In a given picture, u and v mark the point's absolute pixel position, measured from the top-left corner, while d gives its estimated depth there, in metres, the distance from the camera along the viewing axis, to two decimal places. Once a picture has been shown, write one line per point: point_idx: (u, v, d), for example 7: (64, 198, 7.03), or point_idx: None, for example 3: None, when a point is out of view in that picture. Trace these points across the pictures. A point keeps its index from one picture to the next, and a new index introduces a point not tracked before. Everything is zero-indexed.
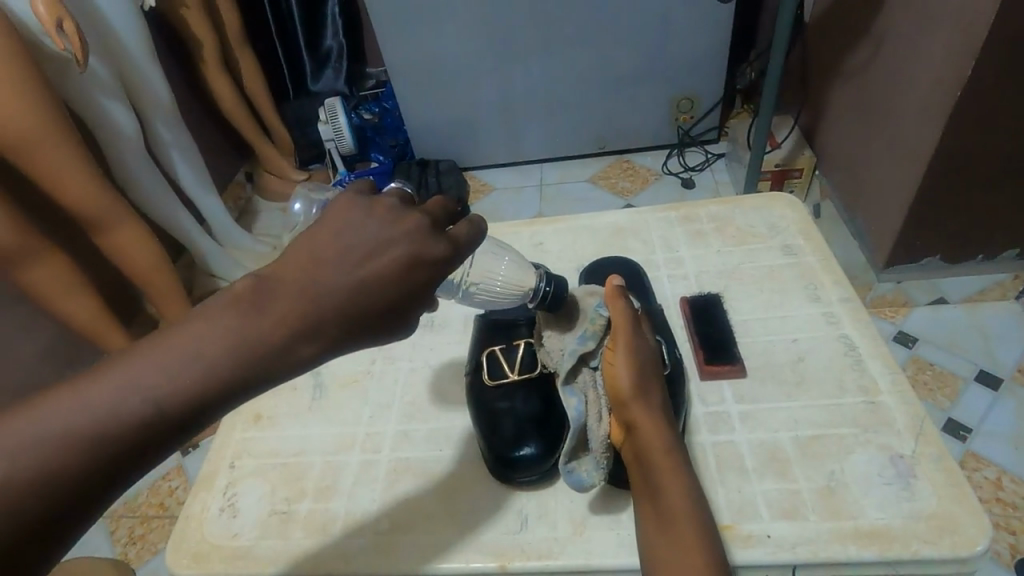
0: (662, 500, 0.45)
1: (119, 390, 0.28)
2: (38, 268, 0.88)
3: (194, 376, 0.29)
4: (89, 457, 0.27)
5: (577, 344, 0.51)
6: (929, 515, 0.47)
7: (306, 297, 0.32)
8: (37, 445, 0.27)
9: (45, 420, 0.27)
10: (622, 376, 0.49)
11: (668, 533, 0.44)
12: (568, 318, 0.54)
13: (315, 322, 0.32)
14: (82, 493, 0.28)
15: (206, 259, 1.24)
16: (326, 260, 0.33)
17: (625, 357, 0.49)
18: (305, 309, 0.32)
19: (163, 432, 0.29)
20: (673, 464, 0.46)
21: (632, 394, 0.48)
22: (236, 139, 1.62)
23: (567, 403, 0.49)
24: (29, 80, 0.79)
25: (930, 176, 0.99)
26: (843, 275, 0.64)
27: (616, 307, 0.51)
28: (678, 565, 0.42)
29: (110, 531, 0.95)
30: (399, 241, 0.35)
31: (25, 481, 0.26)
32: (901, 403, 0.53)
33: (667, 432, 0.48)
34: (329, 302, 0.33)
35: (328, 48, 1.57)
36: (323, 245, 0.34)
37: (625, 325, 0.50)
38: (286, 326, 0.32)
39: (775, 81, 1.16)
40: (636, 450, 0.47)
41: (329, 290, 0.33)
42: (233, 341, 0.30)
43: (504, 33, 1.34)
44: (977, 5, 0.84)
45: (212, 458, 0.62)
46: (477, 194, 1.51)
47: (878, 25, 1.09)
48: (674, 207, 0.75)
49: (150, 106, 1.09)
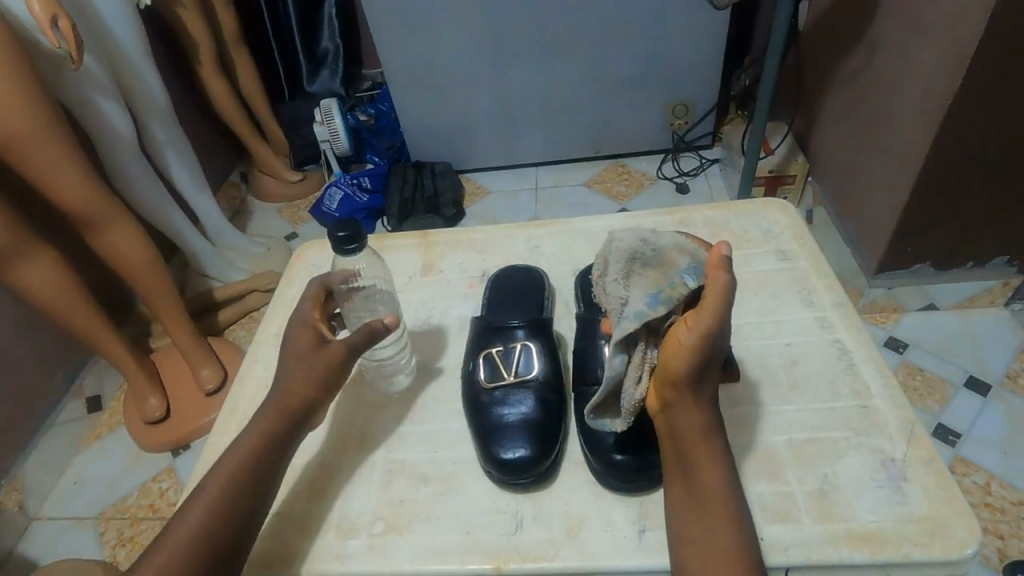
0: (696, 479, 0.46)
1: (211, 487, 0.47)
2: (28, 267, 0.88)
3: (246, 456, 0.49)
4: (214, 526, 0.46)
5: (647, 309, 0.48)
6: (920, 517, 0.47)
7: (286, 389, 0.52)
8: (180, 535, 0.45)
9: (179, 526, 0.46)
10: (683, 359, 0.46)
11: (697, 509, 0.45)
12: (647, 269, 0.51)
13: (296, 397, 0.52)
14: (218, 550, 0.45)
15: (199, 258, 1.26)
16: (294, 366, 0.53)
17: (696, 340, 0.46)
18: (287, 396, 0.52)
19: (247, 500, 0.48)
20: (706, 440, 0.47)
21: (688, 379, 0.47)
22: (231, 139, 1.61)
23: (611, 360, 0.49)
24: (20, 78, 0.78)
25: (921, 184, 1.00)
26: (836, 280, 0.64)
27: (718, 287, 0.46)
28: (709, 545, 0.43)
29: (100, 532, 1.00)
30: (312, 334, 0.54)
31: (185, 556, 0.44)
32: (892, 407, 0.54)
33: (707, 416, 0.48)
34: (301, 381, 0.52)
35: (325, 50, 1.58)
36: (281, 367, 0.54)
37: (716, 309, 0.45)
38: (281, 409, 0.52)
39: (769, 88, 1.18)
40: (669, 427, 0.48)
41: (300, 380, 0.52)
42: (261, 434, 0.50)
43: (501, 37, 1.34)
44: (969, 15, 0.85)
45: (206, 459, 0.60)
46: (472, 197, 1.51)
47: (870, 34, 1.11)
48: (669, 211, 0.75)
49: (146, 105, 1.09)
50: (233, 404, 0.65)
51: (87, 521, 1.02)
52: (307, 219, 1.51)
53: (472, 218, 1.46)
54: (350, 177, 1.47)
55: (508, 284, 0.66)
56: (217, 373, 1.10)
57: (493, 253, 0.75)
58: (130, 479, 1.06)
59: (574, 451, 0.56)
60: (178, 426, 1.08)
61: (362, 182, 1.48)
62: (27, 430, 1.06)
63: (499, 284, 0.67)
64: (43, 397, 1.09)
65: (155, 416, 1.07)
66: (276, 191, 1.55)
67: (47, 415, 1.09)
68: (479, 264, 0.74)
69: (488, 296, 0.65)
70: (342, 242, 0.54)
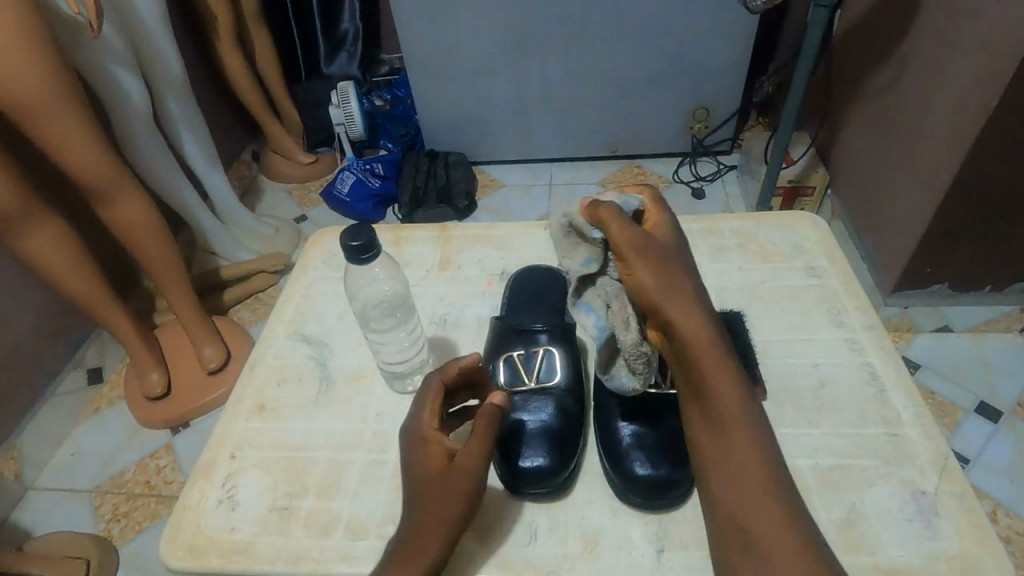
0: (714, 405, 0.45)
1: None
2: (33, 235, 0.86)
3: None
4: None
5: (580, 268, 0.54)
6: (950, 555, 0.45)
7: (416, 527, 0.44)
8: None
9: None
10: (644, 282, 0.47)
11: (722, 442, 0.44)
12: (575, 240, 0.55)
13: (425, 532, 0.43)
14: None
15: (208, 236, 1.24)
16: (421, 499, 0.45)
17: (638, 263, 0.48)
18: (419, 534, 0.43)
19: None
20: (716, 361, 0.45)
21: (660, 296, 0.47)
22: (244, 116, 1.60)
23: (586, 322, 0.54)
24: (40, 44, 0.76)
25: (946, 203, 0.98)
26: (867, 301, 0.62)
27: (611, 220, 0.50)
28: (742, 478, 0.43)
29: (95, 506, 0.99)
30: (440, 458, 0.47)
31: None
32: (924, 437, 0.52)
33: (707, 327, 0.46)
34: (431, 516, 0.44)
35: (344, 31, 1.56)
36: (407, 504, 0.46)
37: (622, 233, 0.49)
38: (416, 552, 0.43)
39: (797, 97, 1.15)
40: (677, 351, 0.47)
41: (429, 514, 0.44)
42: None
43: (524, 30, 1.32)
44: (1008, 35, 0.83)
45: (211, 446, 0.59)
46: (486, 190, 1.49)
47: (903, 47, 1.08)
48: (695, 219, 0.73)
49: (162, 77, 1.07)
50: (240, 390, 0.63)
51: (83, 494, 1.01)
52: (318, 203, 1.49)
53: (484, 211, 1.44)
54: (363, 161, 1.45)
55: (532, 281, 0.65)
56: (220, 352, 1.08)
57: (511, 252, 0.74)
58: (127, 455, 1.05)
59: (592, 462, 0.54)
60: (179, 402, 1.07)
61: (375, 167, 1.45)
62: (26, 399, 1.04)
63: (522, 281, 0.65)
64: (43, 366, 1.08)
65: (155, 392, 1.06)
66: (289, 172, 1.53)
67: (47, 385, 1.08)
68: (497, 261, 0.73)
69: (507, 293, 0.64)
70: (356, 251, 0.50)
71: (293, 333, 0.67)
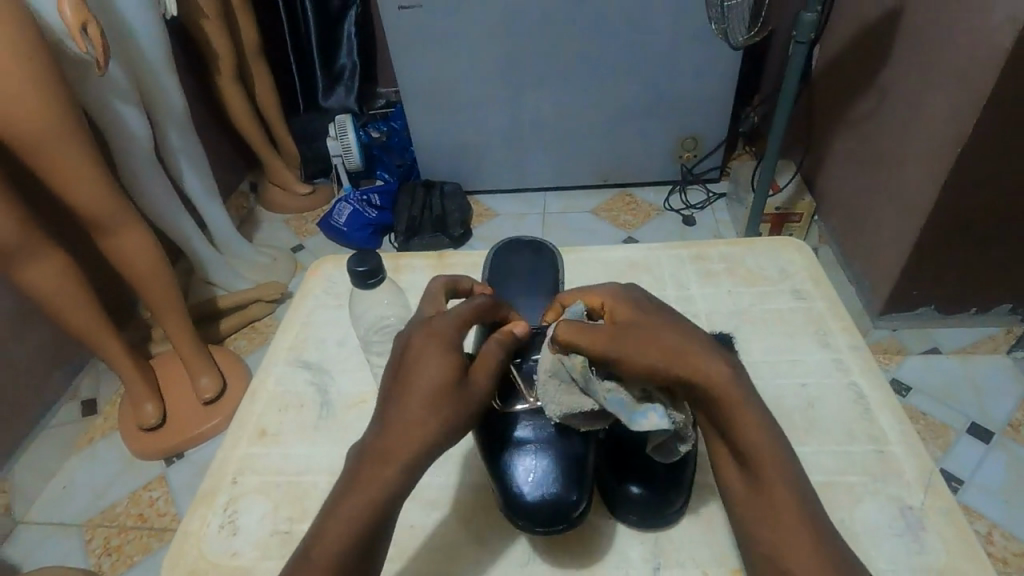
0: (751, 461, 0.44)
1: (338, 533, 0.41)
2: (35, 266, 0.87)
3: (367, 493, 0.42)
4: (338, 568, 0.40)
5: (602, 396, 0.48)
6: (935, 570, 0.47)
7: (417, 410, 0.44)
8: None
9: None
10: (642, 363, 0.46)
11: (760, 492, 0.44)
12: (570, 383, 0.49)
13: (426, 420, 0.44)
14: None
15: (206, 266, 1.26)
16: (425, 387, 0.44)
17: (628, 344, 0.46)
18: (420, 420, 0.43)
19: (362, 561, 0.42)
20: (740, 408, 0.44)
21: (663, 364, 0.45)
22: (244, 149, 1.63)
23: (655, 421, 0.46)
24: (48, 81, 0.79)
25: (929, 229, 1.02)
26: (853, 322, 0.64)
27: (569, 333, 0.48)
28: (776, 523, 0.43)
29: (86, 540, 0.98)
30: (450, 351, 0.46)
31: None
32: (911, 454, 0.53)
33: (727, 374, 0.45)
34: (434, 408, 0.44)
35: (342, 66, 1.60)
36: (405, 378, 0.45)
37: (591, 334, 0.47)
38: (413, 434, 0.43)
39: (781, 127, 1.19)
40: (703, 408, 0.46)
41: (431, 400, 0.44)
42: (387, 465, 0.42)
43: (516, 65, 1.37)
44: (980, 69, 0.88)
45: (211, 475, 0.59)
46: (481, 218, 1.52)
47: (881, 79, 1.13)
48: (686, 245, 0.75)
49: (165, 111, 1.10)
50: (242, 418, 0.64)
51: (73, 528, 1.00)
52: (315, 232, 1.51)
53: (479, 239, 1.46)
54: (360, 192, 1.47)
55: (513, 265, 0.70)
56: (215, 381, 1.09)
57: None
58: (121, 486, 1.05)
59: None
60: (177, 431, 1.07)
61: (372, 198, 1.48)
62: (20, 431, 1.04)
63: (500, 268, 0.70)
64: (39, 397, 1.08)
65: (150, 423, 1.06)
66: (286, 203, 1.56)
67: (41, 419, 1.08)
68: None
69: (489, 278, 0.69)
70: (363, 276, 0.52)
71: (293, 360, 0.69)
